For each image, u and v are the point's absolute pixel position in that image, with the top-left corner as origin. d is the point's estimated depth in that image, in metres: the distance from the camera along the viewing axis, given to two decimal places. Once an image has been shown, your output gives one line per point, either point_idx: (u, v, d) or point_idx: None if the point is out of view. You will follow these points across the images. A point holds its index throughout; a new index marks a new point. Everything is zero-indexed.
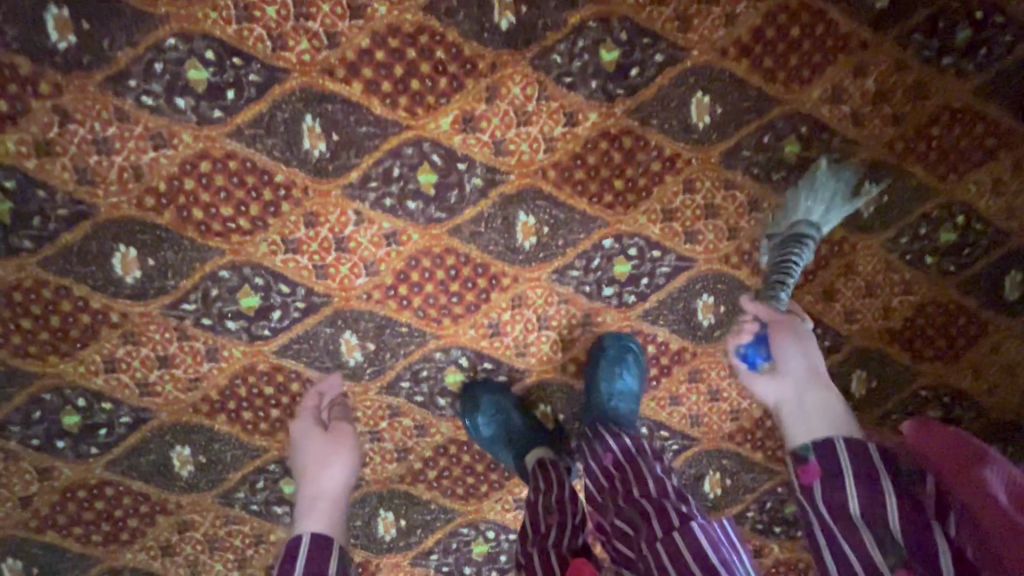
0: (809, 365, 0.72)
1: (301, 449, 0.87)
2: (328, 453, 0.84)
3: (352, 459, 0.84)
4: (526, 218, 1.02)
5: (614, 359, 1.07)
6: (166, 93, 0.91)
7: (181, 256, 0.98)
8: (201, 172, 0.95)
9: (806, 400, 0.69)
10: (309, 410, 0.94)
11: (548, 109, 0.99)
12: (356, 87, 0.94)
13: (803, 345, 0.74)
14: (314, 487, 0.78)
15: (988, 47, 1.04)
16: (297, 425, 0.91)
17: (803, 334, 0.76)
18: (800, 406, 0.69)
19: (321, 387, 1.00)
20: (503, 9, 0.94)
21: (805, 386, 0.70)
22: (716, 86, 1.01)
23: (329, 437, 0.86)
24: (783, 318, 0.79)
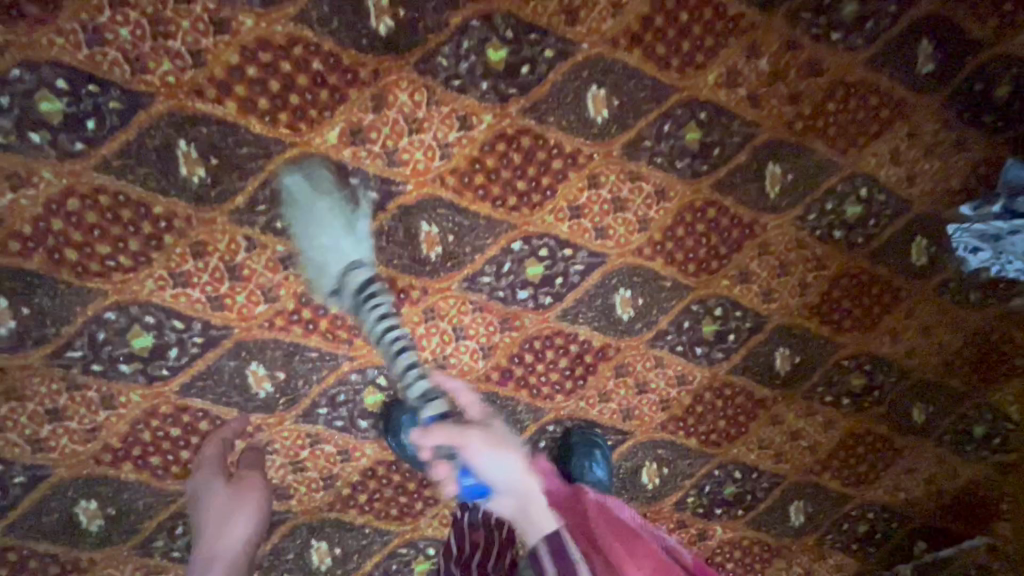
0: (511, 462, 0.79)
1: (202, 501, 0.87)
2: (229, 507, 0.84)
3: (258, 509, 0.85)
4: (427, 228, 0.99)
5: (581, 454, 1.12)
6: (18, 128, 0.84)
7: (60, 301, 0.91)
8: (68, 209, 0.88)
9: (529, 510, 0.78)
10: (212, 460, 0.92)
11: (440, 114, 0.96)
12: (231, 107, 0.89)
13: (498, 452, 0.79)
14: (212, 547, 0.77)
15: (875, 19, 1.05)
16: (199, 476, 0.91)
17: (500, 436, 0.83)
18: (532, 502, 0.79)
19: (228, 432, 0.97)
20: (380, 13, 0.90)
21: (528, 493, 0.80)
22: (610, 78, 0.99)
23: (231, 488, 0.87)
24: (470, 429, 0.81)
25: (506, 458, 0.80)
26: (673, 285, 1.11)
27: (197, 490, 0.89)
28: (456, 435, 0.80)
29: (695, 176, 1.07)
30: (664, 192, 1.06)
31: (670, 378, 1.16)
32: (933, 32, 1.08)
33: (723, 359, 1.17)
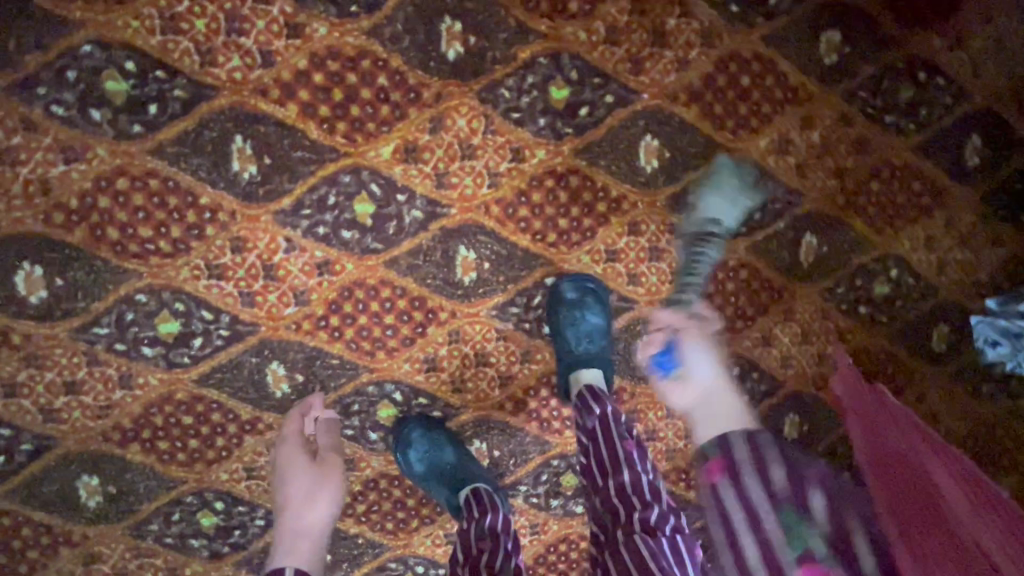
0: (724, 389, 0.92)
1: (288, 475, 0.92)
2: (315, 484, 0.91)
3: (336, 494, 0.92)
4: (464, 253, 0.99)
5: (573, 305, 1.01)
6: (80, 103, 0.85)
7: (94, 277, 0.91)
8: (117, 188, 0.88)
9: (718, 402, 0.90)
10: (295, 435, 0.96)
11: (494, 143, 0.96)
12: (292, 110, 0.89)
13: (707, 352, 0.96)
14: (301, 519, 0.86)
15: (929, 107, 1.07)
16: (282, 450, 0.95)
17: (710, 339, 1.00)
18: (710, 403, 0.90)
19: (310, 405, 0.98)
20: (451, 38, 0.91)
21: (712, 391, 0.92)
22: (665, 130, 1.00)
23: (315, 467, 0.93)
24: (693, 321, 1.00)
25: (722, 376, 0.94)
26: None
27: (278, 462, 0.94)
28: (682, 320, 1.01)
29: (733, 235, 1.08)
30: None
31: (679, 430, 1.17)
32: (983, 126, 1.09)
33: None
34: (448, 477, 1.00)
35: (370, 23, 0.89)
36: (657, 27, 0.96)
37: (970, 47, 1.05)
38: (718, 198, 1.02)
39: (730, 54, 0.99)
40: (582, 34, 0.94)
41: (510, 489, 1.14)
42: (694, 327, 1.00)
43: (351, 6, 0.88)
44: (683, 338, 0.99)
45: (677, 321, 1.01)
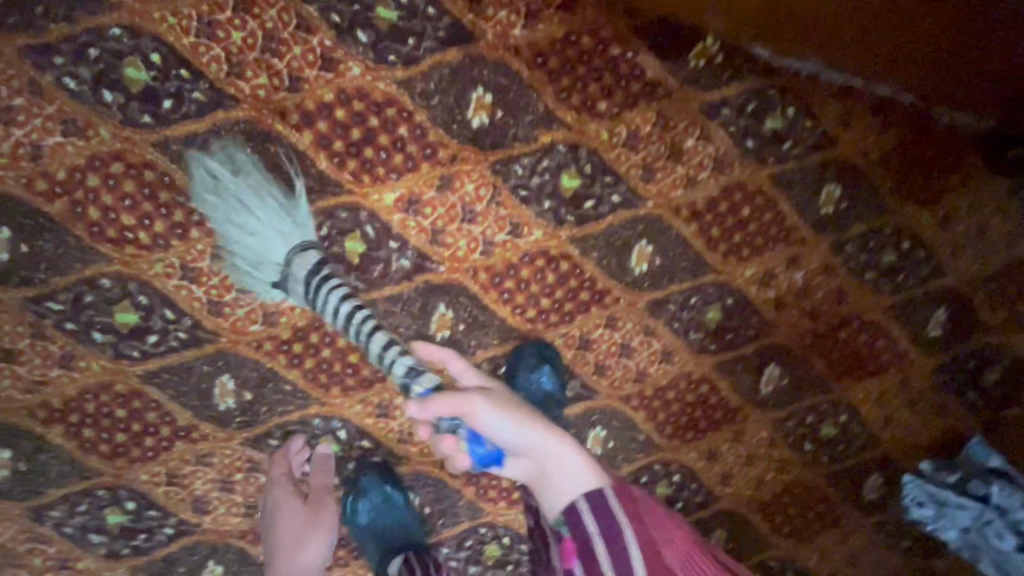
0: (537, 435, 0.90)
1: (279, 515, 0.99)
2: (303, 528, 0.98)
3: (327, 538, 1.00)
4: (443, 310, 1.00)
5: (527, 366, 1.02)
6: (93, 82, 0.83)
7: (61, 251, 0.88)
8: (110, 171, 0.87)
9: (541, 454, 0.90)
10: (283, 477, 0.99)
11: (496, 214, 0.98)
12: (307, 138, 0.90)
13: (501, 410, 0.89)
14: (292, 563, 0.97)
15: (905, 274, 1.13)
16: (272, 493, 1.00)
17: (497, 396, 0.90)
18: (552, 474, 0.90)
19: (291, 449, 1.00)
20: (478, 107, 0.93)
21: (553, 453, 0.90)
22: (660, 239, 1.03)
23: (307, 512, 0.99)
24: (460, 399, 0.85)
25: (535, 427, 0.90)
26: (645, 439, 1.13)
27: (270, 501, 1.00)
28: (454, 398, 0.84)
29: (701, 350, 1.11)
30: (670, 355, 1.10)
31: None
32: (951, 302, 1.15)
33: None
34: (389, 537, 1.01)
35: (404, 74, 0.90)
36: (675, 143, 0.99)
37: (955, 229, 1.12)
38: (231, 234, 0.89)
39: (736, 184, 1.03)
40: (604, 133, 0.97)
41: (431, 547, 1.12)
42: (471, 397, 0.85)
43: (389, 55, 0.89)
44: (468, 411, 0.85)
45: (453, 407, 0.84)
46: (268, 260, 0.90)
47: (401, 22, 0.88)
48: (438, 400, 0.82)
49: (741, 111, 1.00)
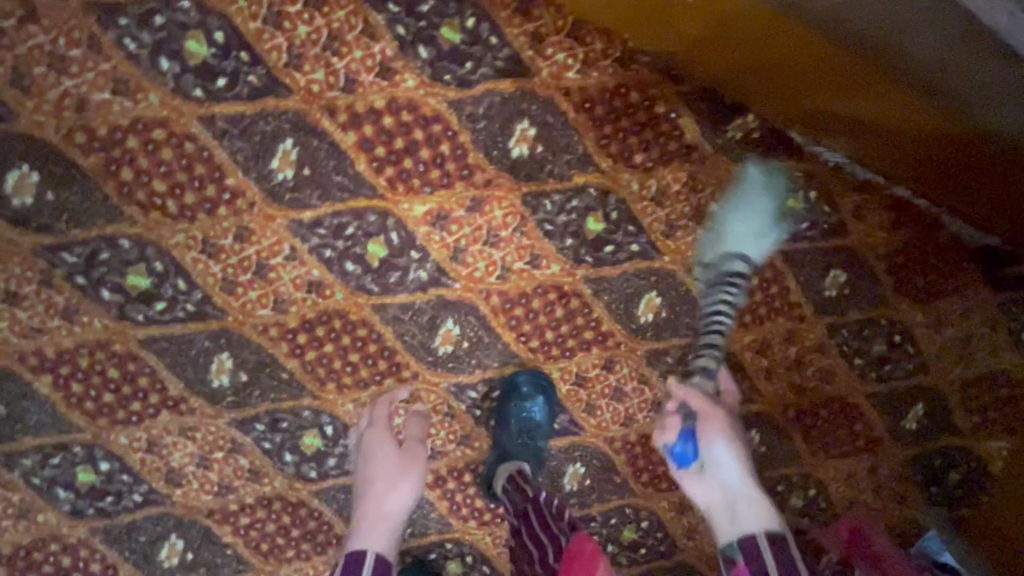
0: (758, 506, 0.80)
1: (373, 457, 0.90)
2: (396, 470, 0.87)
3: (418, 484, 0.87)
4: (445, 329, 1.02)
5: (527, 394, 1.04)
6: (153, 48, 0.84)
7: (86, 205, 0.88)
8: (151, 136, 0.87)
9: (738, 510, 0.81)
10: (381, 418, 0.95)
11: (519, 242, 1.00)
12: (350, 138, 0.91)
13: (733, 447, 0.87)
14: (380, 505, 0.82)
15: (891, 365, 1.17)
16: (370, 434, 0.93)
17: (730, 432, 0.89)
18: (739, 514, 0.80)
19: (395, 395, 1.00)
20: (521, 139, 0.95)
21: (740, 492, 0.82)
22: (670, 293, 1.07)
23: (401, 454, 0.90)
24: (716, 410, 0.91)
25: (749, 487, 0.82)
26: (622, 482, 1.15)
27: (363, 443, 0.93)
28: (704, 404, 0.92)
29: None
30: (659, 406, 1.13)
31: None
32: (930, 400, 1.20)
33: (625, 565, 1.21)
34: None
35: (456, 95, 0.92)
36: (700, 206, 1.03)
37: (946, 332, 1.16)
38: (743, 219, 1.04)
39: (750, 254, 1.07)
40: (635, 185, 1.00)
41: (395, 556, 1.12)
42: (721, 417, 0.90)
43: (445, 74, 0.91)
44: (706, 429, 0.89)
45: (701, 406, 0.92)
46: (732, 236, 1.03)
47: (463, 45, 0.90)
48: (699, 399, 0.93)
49: (767, 187, 1.04)
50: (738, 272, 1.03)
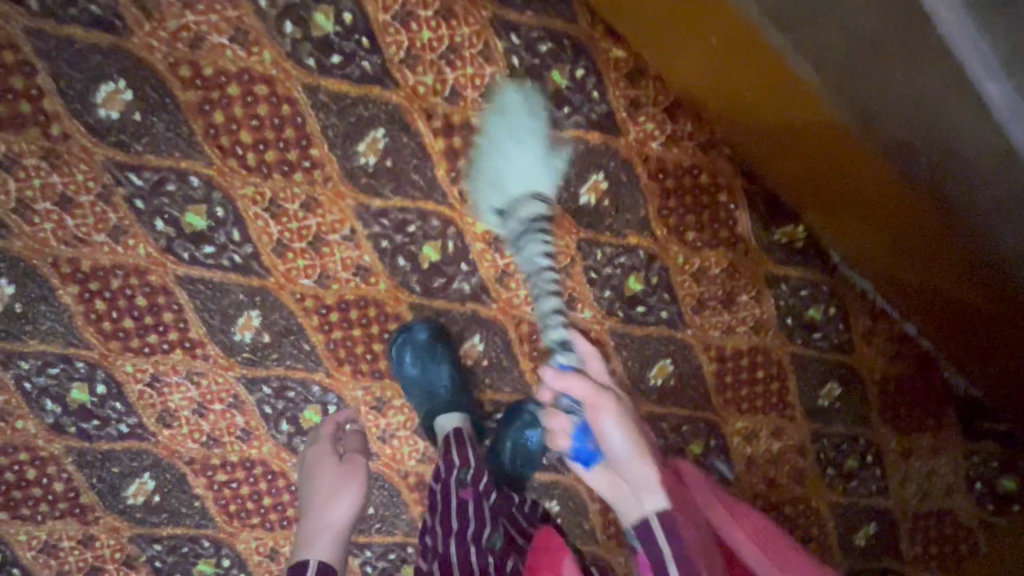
0: (649, 471, 0.64)
1: (315, 473, 0.90)
2: (339, 481, 0.87)
3: (362, 493, 0.87)
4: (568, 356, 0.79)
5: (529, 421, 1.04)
6: (283, 10, 0.87)
7: (169, 136, 0.89)
8: (253, 89, 0.89)
9: (634, 487, 0.64)
10: (327, 437, 0.97)
11: (562, 281, 1.04)
12: (438, 144, 0.95)
13: (630, 429, 0.66)
14: (322, 514, 0.83)
15: (860, 483, 1.23)
16: (313, 450, 0.94)
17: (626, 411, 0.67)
18: (620, 487, 0.66)
19: (340, 417, 1.02)
20: (593, 188, 1.00)
21: (634, 476, 0.64)
22: (682, 365, 1.12)
23: (340, 466, 0.90)
24: (602, 392, 0.66)
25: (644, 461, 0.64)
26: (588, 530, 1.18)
27: (306, 462, 0.93)
28: (590, 393, 0.66)
29: None
30: None
31: None
32: (882, 521, 1.25)
33: None
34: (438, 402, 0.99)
35: None
36: (731, 292, 1.10)
37: (914, 465, 1.24)
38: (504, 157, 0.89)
39: (763, 348, 1.14)
40: (680, 258, 1.06)
41: (355, 547, 1.12)
42: (606, 396, 0.67)
43: (542, 112, 0.96)
44: (592, 416, 0.66)
45: (581, 392, 0.66)
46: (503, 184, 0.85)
47: (567, 90, 0.95)
48: (577, 381, 0.67)
49: (795, 292, 1.11)
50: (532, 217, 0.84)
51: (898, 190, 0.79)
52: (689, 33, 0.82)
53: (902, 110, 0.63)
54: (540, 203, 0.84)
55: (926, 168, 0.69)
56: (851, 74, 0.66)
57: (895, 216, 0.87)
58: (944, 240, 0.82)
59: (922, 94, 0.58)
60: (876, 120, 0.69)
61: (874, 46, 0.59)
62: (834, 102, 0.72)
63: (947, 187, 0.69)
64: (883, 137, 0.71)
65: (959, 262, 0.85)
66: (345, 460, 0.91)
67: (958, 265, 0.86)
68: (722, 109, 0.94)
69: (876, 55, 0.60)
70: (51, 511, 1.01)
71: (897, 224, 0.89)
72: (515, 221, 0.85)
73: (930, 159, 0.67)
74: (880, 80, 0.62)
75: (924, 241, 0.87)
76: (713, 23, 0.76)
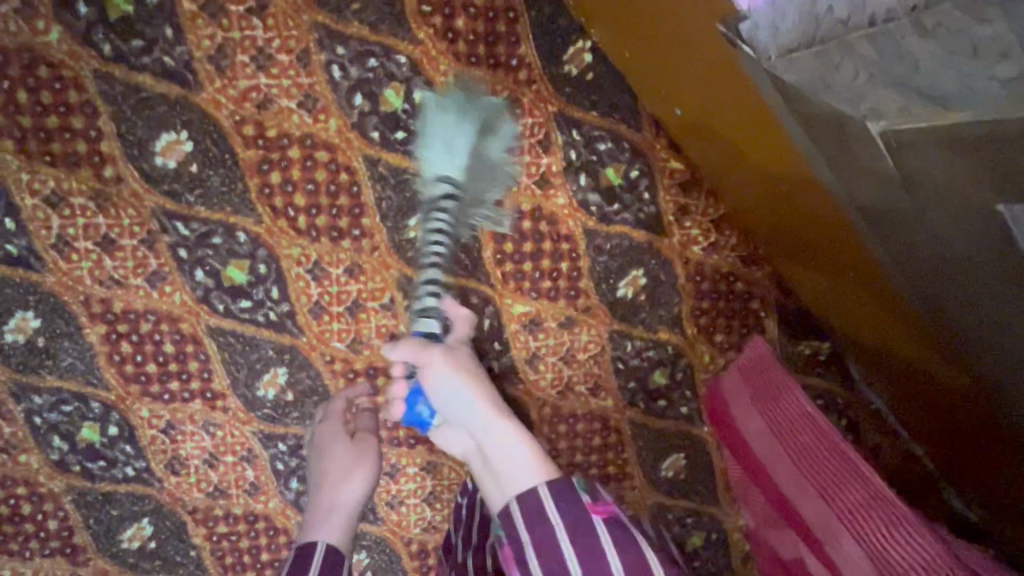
0: (520, 449, 0.72)
1: (327, 450, 0.89)
2: (351, 463, 0.88)
3: (372, 476, 0.88)
4: (421, 323, 0.84)
5: None
6: (355, 82, 0.87)
7: (223, 190, 0.88)
8: (314, 154, 0.89)
9: (498, 472, 0.73)
10: (338, 412, 0.93)
11: (590, 368, 1.05)
12: (488, 226, 0.95)
13: (470, 387, 0.77)
14: (333, 496, 0.85)
15: None
16: (323, 426, 0.92)
17: (460, 363, 0.79)
18: (495, 466, 0.73)
19: (353, 394, 0.96)
20: (631, 283, 1.02)
21: (496, 442, 0.74)
22: (696, 460, 1.12)
23: (352, 445, 0.90)
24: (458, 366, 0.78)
25: (485, 411, 0.76)
26: None
27: (317, 439, 0.91)
28: (422, 354, 0.78)
29: None
30: None
31: None
32: None
33: None
34: None
35: (594, 226, 0.98)
36: None
37: None
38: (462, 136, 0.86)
39: None
40: (705, 357, 1.08)
41: None
42: (437, 354, 0.79)
43: (593, 206, 0.97)
44: (424, 375, 0.78)
45: (410, 355, 0.78)
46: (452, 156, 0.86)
47: (619, 189, 0.97)
48: (443, 386, 0.77)
49: (811, 401, 1.13)
50: (445, 199, 0.86)
51: (941, 343, 0.73)
52: (762, 147, 0.71)
53: (980, 316, 0.55)
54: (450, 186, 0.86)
55: (982, 350, 0.62)
56: (910, 245, 0.57)
57: (930, 358, 0.82)
58: (976, 405, 0.79)
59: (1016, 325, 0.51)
60: (939, 301, 0.62)
61: (968, 271, 0.49)
62: (885, 253, 0.65)
63: (1003, 373, 0.62)
64: (938, 306, 0.63)
65: (984, 423, 0.81)
66: (352, 441, 0.90)
67: (975, 424, 0.84)
68: (768, 226, 0.93)
69: (968, 276, 0.50)
70: (41, 548, 0.98)
71: (927, 366, 0.85)
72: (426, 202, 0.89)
73: (991, 356, 0.61)
74: (966, 288, 0.53)
75: (953, 389, 0.83)
76: (789, 154, 0.67)
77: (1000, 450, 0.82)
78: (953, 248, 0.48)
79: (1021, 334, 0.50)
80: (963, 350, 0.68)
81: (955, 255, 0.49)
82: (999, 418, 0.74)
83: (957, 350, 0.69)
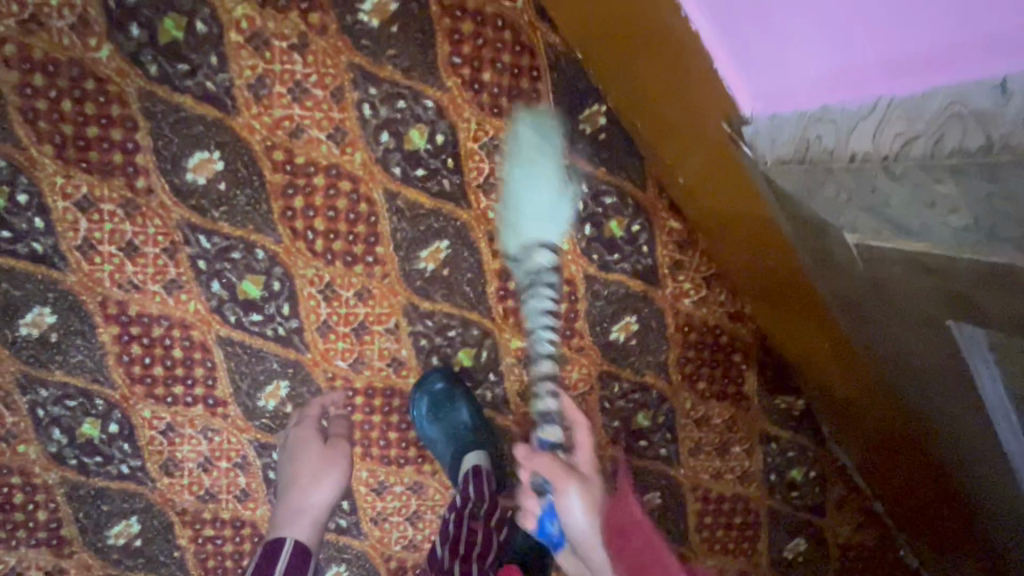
0: None
1: (299, 454, 0.93)
2: (320, 468, 0.91)
3: (341, 481, 0.92)
4: (547, 430, 0.85)
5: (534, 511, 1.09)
6: (383, 121, 0.93)
7: (247, 209, 0.93)
8: (338, 183, 0.94)
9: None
10: (312, 418, 0.97)
11: (578, 405, 1.10)
12: (494, 263, 1.01)
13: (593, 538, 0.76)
14: (303, 498, 0.89)
15: None
16: (297, 430, 0.95)
17: (592, 493, 0.79)
18: None
19: (328, 401, 1.00)
20: (624, 327, 1.08)
21: None
22: (671, 500, 1.17)
23: (323, 451, 0.93)
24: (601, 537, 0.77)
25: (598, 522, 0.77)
26: None
27: (290, 441, 0.95)
28: (552, 470, 0.79)
29: None
30: None
31: None
32: None
33: None
34: (459, 443, 1.00)
35: (593, 272, 1.04)
36: (726, 442, 1.17)
37: None
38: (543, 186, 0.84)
39: (747, 499, 1.19)
40: (687, 403, 1.14)
41: None
42: (573, 481, 0.78)
43: (594, 253, 1.03)
44: (559, 497, 0.78)
45: (549, 472, 0.79)
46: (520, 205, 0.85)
47: (620, 239, 1.04)
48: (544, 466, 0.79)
49: (782, 452, 1.19)
50: (548, 266, 0.86)
51: (894, 413, 0.82)
52: (749, 227, 0.80)
53: (932, 397, 0.64)
54: (549, 250, 0.84)
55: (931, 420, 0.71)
56: (869, 329, 0.66)
57: (886, 426, 0.90)
58: (927, 469, 0.87)
59: (960, 407, 0.60)
60: (895, 377, 0.71)
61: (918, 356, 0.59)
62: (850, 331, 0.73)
63: (949, 442, 0.71)
64: (894, 382, 0.72)
65: (935, 486, 0.89)
66: (323, 444, 0.94)
67: (928, 486, 0.92)
68: (751, 288, 1.01)
69: (917, 359, 0.60)
70: (27, 538, 0.99)
71: (884, 433, 0.93)
72: (526, 268, 0.87)
73: (938, 427, 0.70)
74: (920, 372, 0.62)
75: (906, 454, 0.91)
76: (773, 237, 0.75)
77: (950, 510, 0.90)
78: (907, 336, 0.57)
79: (962, 410, 0.60)
80: (915, 421, 0.76)
81: (907, 342, 0.59)
82: (952, 484, 0.82)
83: (910, 420, 0.78)
